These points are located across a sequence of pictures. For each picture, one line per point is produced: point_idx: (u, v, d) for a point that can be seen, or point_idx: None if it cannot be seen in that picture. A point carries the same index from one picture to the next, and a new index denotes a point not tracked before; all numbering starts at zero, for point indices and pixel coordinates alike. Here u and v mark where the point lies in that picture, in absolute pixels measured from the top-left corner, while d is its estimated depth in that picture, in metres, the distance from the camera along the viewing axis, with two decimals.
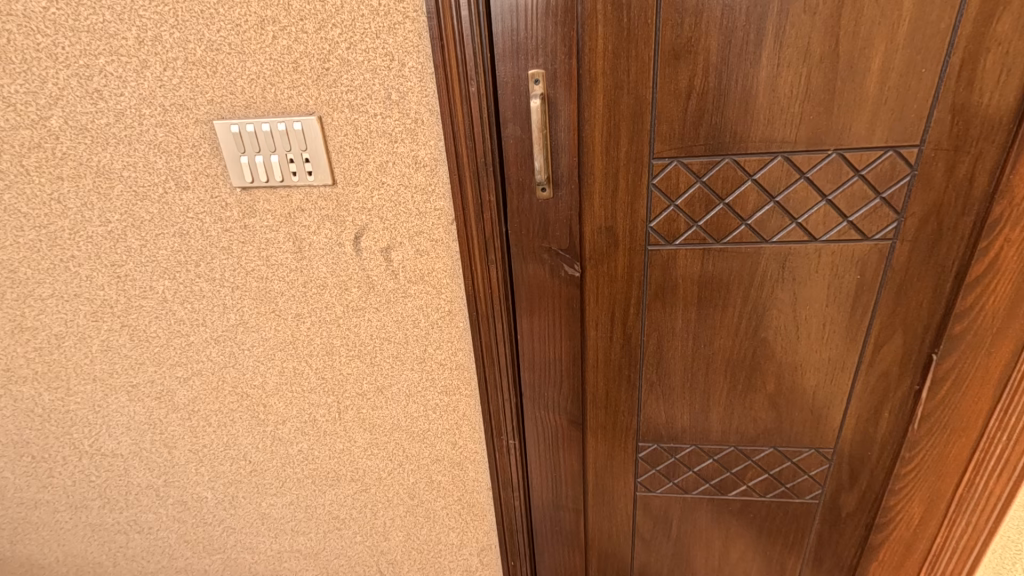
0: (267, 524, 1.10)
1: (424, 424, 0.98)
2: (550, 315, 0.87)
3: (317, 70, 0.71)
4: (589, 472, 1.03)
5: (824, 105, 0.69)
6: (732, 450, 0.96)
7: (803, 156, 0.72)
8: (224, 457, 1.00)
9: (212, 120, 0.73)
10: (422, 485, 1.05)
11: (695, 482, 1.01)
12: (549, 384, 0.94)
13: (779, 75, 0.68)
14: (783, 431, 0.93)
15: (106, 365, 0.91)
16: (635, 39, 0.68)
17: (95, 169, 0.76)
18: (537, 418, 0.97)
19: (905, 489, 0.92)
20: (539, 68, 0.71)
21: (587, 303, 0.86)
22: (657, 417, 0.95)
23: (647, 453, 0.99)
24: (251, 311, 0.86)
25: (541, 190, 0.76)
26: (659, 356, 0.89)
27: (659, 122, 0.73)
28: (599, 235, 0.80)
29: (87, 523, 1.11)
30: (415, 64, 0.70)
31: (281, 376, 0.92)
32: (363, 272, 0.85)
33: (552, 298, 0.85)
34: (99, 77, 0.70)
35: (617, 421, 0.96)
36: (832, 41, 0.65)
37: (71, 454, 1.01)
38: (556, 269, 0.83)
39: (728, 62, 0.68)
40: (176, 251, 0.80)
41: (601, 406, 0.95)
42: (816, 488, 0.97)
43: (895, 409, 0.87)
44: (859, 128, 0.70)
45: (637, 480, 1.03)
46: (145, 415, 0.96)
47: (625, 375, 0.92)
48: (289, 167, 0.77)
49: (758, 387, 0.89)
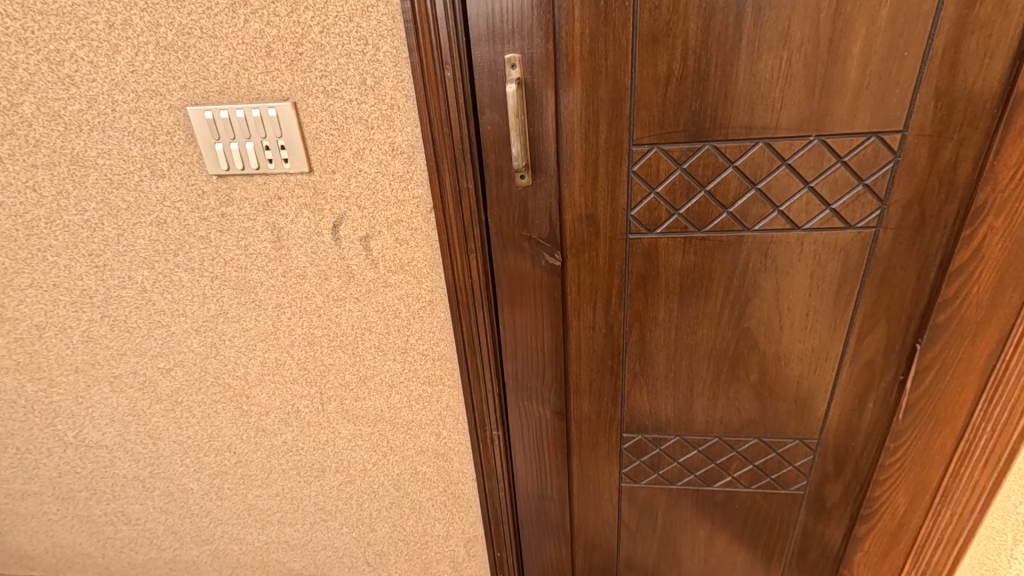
0: (255, 515, 1.16)
1: (407, 415, 0.96)
2: (532, 305, 0.83)
3: (290, 54, 0.68)
4: (574, 467, 0.99)
5: (807, 90, 0.64)
6: (716, 441, 0.91)
7: (784, 141, 0.67)
8: (209, 449, 1.07)
9: (187, 106, 0.73)
10: (407, 476, 1.04)
11: (680, 473, 0.96)
12: (534, 377, 0.90)
13: (760, 60, 0.63)
14: (767, 422, 0.88)
15: (89, 356, 0.98)
16: (612, 23, 0.63)
17: (70, 157, 0.79)
18: (521, 411, 0.94)
19: (889, 482, 0.88)
20: (516, 52, 0.66)
21: (569, 293, 0.81)
22: (641, 409, 0.90)
23: (631, 444, 0.94)
24: (230, 302, 0.88)
25: (518, 178, 0.72)
26: (642, 348, 0.84)
27: (638, 108, 0.68)
28: (580, 222, 0.75)
29: (75, 514, 1.23)
30: (390, 47, 0.66)
31: (263, 368, 0.95)
32: (343, 262, 0.82)
33: (533, 288, 0.81)
34: (72, 63, 0.72)
35: (601, 413, 0.92)
36: (813, 23, 0.60)
37: (57, 445, 1.12)
38: (536, 258, 0.79)
39: (707, 47, 0.63)
40: (155, 240, 0.84)
41: (586, 399, 0.91)
42: (801, 478, 0.93)
43: (879, 401, 0.83)
44: (841, 114, 0.65)
45: (621, 473, 0.98)
46: (129, 407, 1.04)
47: (609, 367, 0.87)
48: (265, 154, 0.74)
49: (741, 380, 0.85)
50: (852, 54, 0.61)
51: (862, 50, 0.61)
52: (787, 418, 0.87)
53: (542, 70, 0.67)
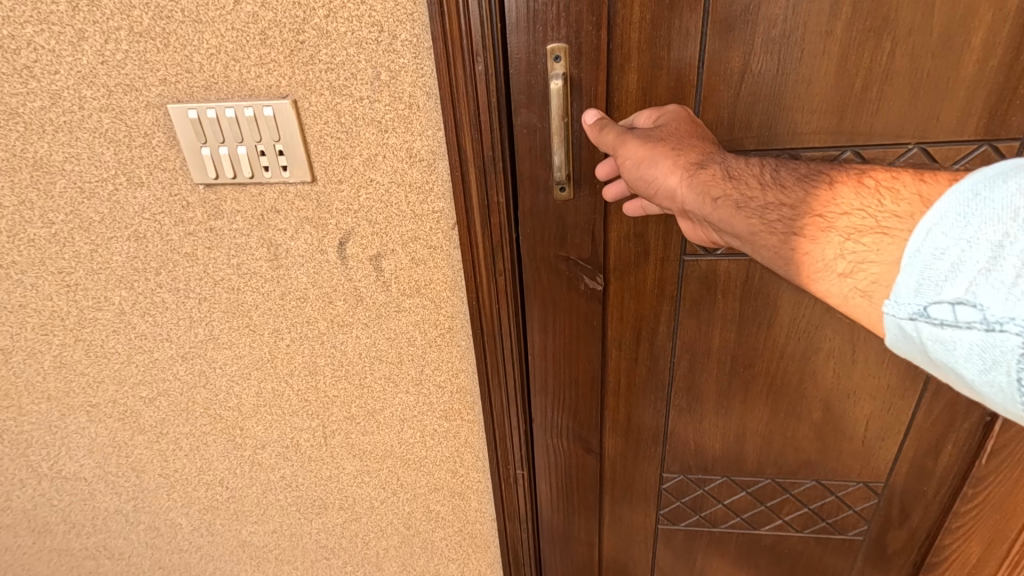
0: (250, 551, 1.05)
1: (421, 451, 0.86)
2: (567, 333, 0.72)
3: (290, 43, 0.57)
4: (605, 507, 0.89)
5: (911, 88, 0.53)
6: (768, 482, 0.81)
7: (878, 150, 0.56)
8: (199, 482, 0.97)
9: (167, 103, 0.62)
10: (419, 514, 0.94)
11: (724, 515, 0.86)
12: (565, 411, 0.79)
13: (857, 52, 0.53)
14: (828, 463, 0.78)
15: (63, 383, 0.87)
16: (680, 6, 0.53)
17: (32, 162, 0.68)
18: (549, 447, 0.84)
19: (966, 530, 0.79)
20: (560, 41, 0.55)
21: (609, 320, 0.71)
22: (684, 447, 0.80)
23: (671, 484, 0.85)
24: (220, 326, 0.78)
25: (558, 190, 0.62)
26: (691, 382, 0.74)
27: (703, 109, 0.57)
28: (627, 241, 0.66)
29: (52, 547, 1.12)
30: (409, 35, 0.55)
31: (259, 399, 0.84)
32: (350, 283, 0.71)
33: (569, 315, 0.71)
34: (30, 51, 0.60)
35: (639, 450, 0.82)
36: (926, 7, 0.50)
37: (31, 476, 1.01)
38: (574, 281, 0.68)
39: (792, 37, 0.53)
40: (134, 257, 0.73)
41: (622, 435, 0.81)
42: (861, 524, 0.83)
43: (960, 443, 0.73)
44: (950, 117, 0.54)
45: (658, 514, 0.88)
46: (109, 437, 0.93)
47: (651, 402, 0.77)
48: (260, 161, 0.63)
49: (803, 418, 0.75)
50: (970, 47, 0.51)
51: (983, 42, 0.51)
52: (851, 459, 0.77)
53: (591, 64, 0.56)
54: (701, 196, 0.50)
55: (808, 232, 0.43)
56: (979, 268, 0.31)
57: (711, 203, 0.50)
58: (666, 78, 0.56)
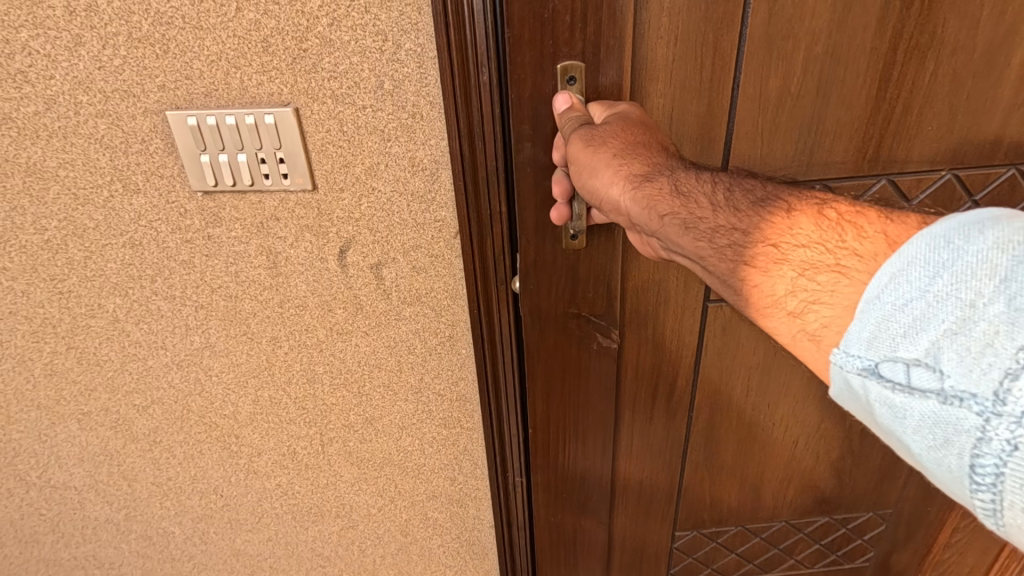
0: (244, 560, 1.04)
1: (419, 459, 0.85)
2: (585, 395, 0.76)
3: (292, 51, 0.57)
4: (614, 555, 0.93)
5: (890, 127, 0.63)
6: (782, 525, 0.88)
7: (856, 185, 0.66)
8: (193, 491, 0.96)
9: (166, 110, 0.61)
10: (417, 522, 0.93)
11: (738, 563, 0.93)
12: (581, 454, 0.82)
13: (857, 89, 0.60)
14: (834, 496, 0.85)
15: (53, 391, 0.86)
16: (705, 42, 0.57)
17: (25, 168, 0.66)
18: (560, 504, 0.86)
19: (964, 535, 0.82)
20: (574, 70, 0.56)
21: (625, 379, 0.76)
22: (698, 494, 0.86)
23: (685, 537, 0.91)
24: (217, 334, 0.77)
25: (569, 238, 0.64)
26: (705, 432, 0.80)
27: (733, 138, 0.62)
28: (644, 300, 0.70)
29: (41, 558, 1.10)
30: (413, 44, 0.55)
31: (255, 406, 0.83)
32: (350, 291, 0.71)
33: (587, 376, 0.75)
34: (24, 56, 0.59)
35: (651, 501, 0.87)
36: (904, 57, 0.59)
37: (20, 486, 0.99)
38: (590, 345, 0.72)
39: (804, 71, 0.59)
40: (129, 264, 0.72)
41: (634, 486, 0.86)
42: (869, 550, 0.91)
43: None
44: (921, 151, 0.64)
45: (671, 548, 0.92)
46: (101, 446, 0.92)
47: (665, 454, 0.82)
48: (261, 168, 0.63)
49: (802, 435, 0.80)
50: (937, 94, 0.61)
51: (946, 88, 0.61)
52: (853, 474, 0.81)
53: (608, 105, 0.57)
54: (646, 208, 0.51)
55: (760, 263, 0.43)
56: (945, 328, 0.33)
57: (658, 219, 0.50)
58: (693, 102, 0.60)
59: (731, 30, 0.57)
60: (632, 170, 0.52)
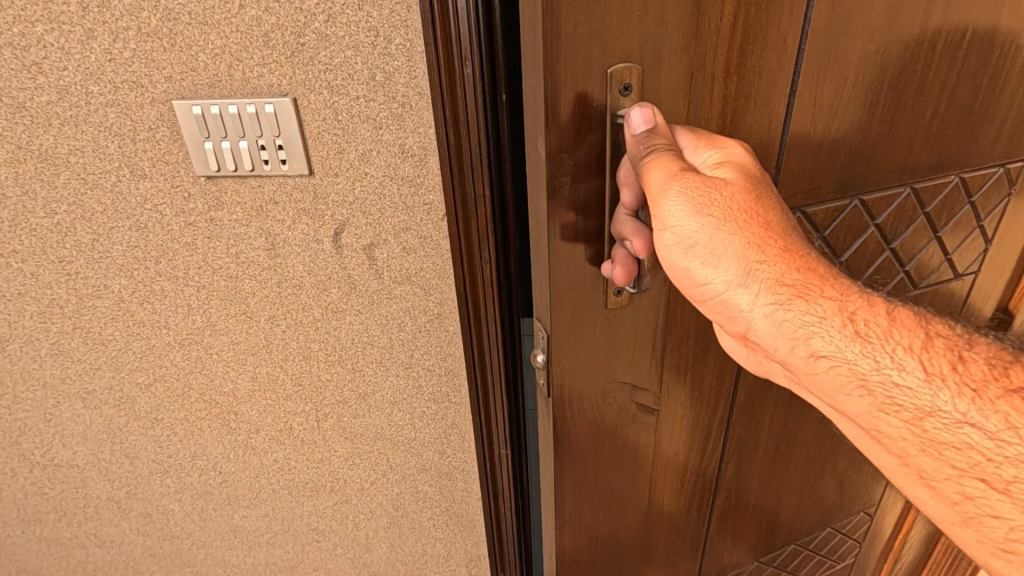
0: (241, 536, 1.08)
1: (409, 433, 0.90)
2: (624, 457, 0.73)
3: (290, 45, 0.61)
4: None
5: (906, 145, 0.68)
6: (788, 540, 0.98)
7: (880, 200, 0.70)
8: (192, 468, 1.00)
9: (172, 100, 0.66)
10: (407, 495, 0.98)
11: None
12: (614, 526, 0.78)
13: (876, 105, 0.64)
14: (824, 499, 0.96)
15: (59, 370, 0.89)
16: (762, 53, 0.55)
17: (37, 154, 0.71)
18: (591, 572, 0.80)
19: None
20: (628, 74, 0.50)
21: (664, 436, 0.74)
22: (721, 530, 0.90)
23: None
24: (218, 313, 0.81)
25: (615, 295, 0.60)
26: (732, 472, 0.84)
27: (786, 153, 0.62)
28: (687, 350, 0.69)
29: (43, 537, 1.13)
30: (403, 40, 0.60)
31: (254, 383, 0.88)
32: (344, 271, 0.76)
33: (627, 439, 0.71)
34: (39, 48, 0.64)
35: (678, 547, 0.87)
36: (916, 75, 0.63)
37: (23, 465, 1.03)
38: (632, 407, 0.69)
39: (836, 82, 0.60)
40: (134, 246, 0.76)
41: (662, 539, 0.84)
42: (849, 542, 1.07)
43: None
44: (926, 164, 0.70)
45: None
46: (103, 424, 0.96)
47: (695, 501, 0.83)
48: (261, 155, 0.68)
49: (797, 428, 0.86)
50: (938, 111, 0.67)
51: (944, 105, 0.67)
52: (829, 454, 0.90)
53: (701, 138, 0.54)
54: (794, 335, 0.51)
55: (951, 440, 0.47)
56: None
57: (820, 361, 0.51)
58: (748, 110, 0.58)
59: (786, 41, 0.56)
60: (769, 277, 0.51)
